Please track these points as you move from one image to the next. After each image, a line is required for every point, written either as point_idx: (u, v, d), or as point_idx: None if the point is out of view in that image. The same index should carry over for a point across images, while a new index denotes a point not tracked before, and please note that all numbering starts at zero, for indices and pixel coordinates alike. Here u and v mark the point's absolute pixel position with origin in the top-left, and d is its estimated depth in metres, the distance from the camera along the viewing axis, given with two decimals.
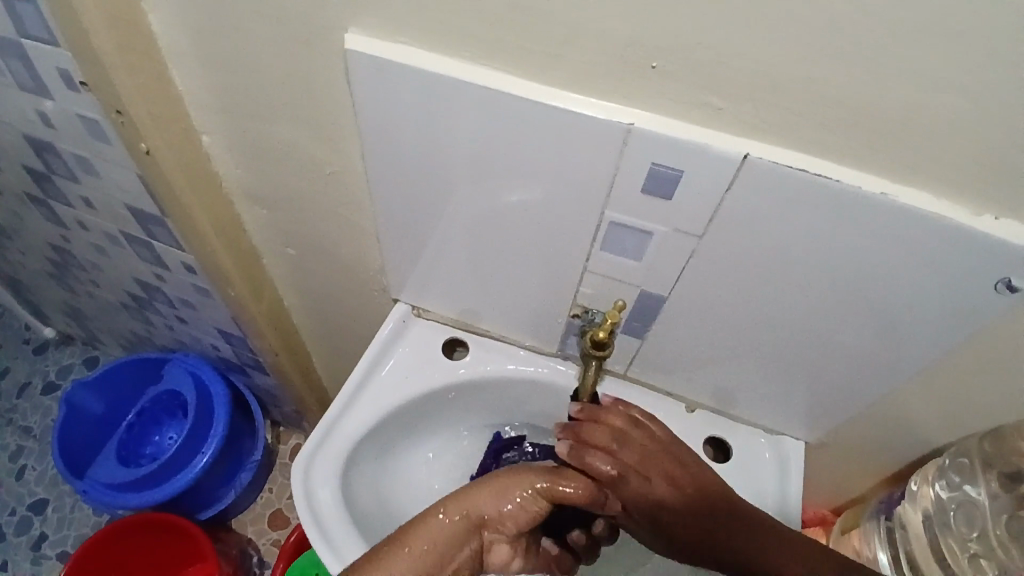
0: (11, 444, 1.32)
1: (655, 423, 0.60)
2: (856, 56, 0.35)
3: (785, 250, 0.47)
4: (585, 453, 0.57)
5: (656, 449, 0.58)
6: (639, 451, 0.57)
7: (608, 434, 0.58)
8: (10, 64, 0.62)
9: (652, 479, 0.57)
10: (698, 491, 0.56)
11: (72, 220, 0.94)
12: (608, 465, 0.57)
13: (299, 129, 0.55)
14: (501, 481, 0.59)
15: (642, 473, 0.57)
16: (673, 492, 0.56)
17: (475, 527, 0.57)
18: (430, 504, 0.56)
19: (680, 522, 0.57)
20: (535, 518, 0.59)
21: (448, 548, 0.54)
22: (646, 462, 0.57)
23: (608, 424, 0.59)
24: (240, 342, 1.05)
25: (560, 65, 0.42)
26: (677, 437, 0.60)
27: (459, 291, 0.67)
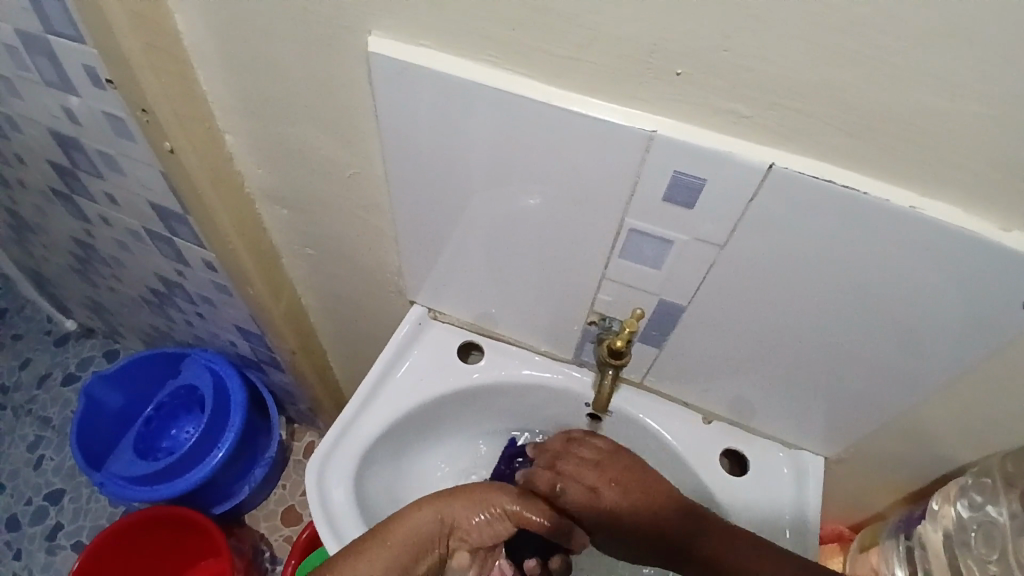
0: (29, 434, 1.35)
1: (600, 437, 0.62)
2: (888, 64, 0.34)
3: (808, 260, 0.46)
4: (529, 474, 0.61)
5: (599, 460, 0.59)
6: (579, 463, 0.60)
7: (546, 457, 0.61)
8: (39, 62, 0.64)
9: (600, 485, 0.58)
10: (647, 495, 0.57)
11: (96, 216, 0.95)
12: (548, 485, 0.59)
13: (318, 130, 0.55)
14: (479, 493, 0.61)
15: (588, 480, 0.59)
16: (623, 497, 0.57)
17: (444, 533, 0.59)
18: (412, 501, 0.59)
19: (632, 525, 0.58)
20: (499, 536, 0.61)
21: (422, 546, 0.57)
22: (587, 475, 0.59)
23: (549, 447, 0.62)
24: (257, 339, 1.06)
25: (582, 69, 0.41)
26: (620, 446, 0.61)
27: (475, 295, 0.67)
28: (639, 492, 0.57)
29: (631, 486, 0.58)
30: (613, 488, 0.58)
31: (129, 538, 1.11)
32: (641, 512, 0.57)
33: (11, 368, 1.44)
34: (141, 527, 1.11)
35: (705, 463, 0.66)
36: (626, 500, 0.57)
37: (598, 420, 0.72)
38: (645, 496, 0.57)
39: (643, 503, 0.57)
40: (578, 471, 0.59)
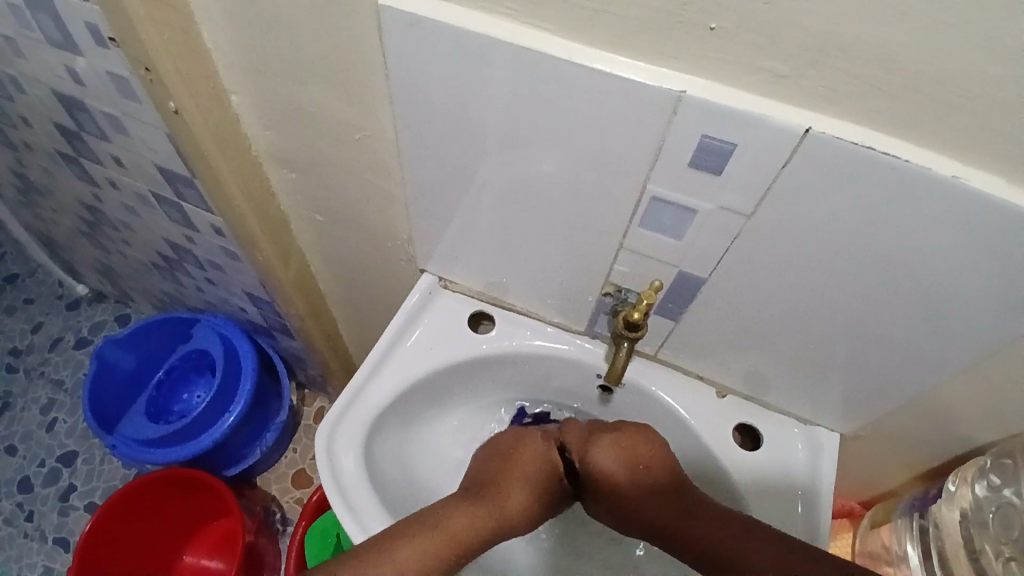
0: (43, 397, 1.37)
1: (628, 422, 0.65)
2: (941, 21, 0.31)
3: (837, 233, 0.44)
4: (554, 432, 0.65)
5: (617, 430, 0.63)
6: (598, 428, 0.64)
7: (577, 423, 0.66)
8: (39, 17, 0.62)
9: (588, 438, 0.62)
10: (632, 458, 0.59)
11: (102, 179, 0.94)
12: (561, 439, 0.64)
13: (327, 89, 0.53)
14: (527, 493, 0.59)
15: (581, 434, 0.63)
16: (608, 453, 0.60)
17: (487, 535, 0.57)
18: (461, 504, 0.57)
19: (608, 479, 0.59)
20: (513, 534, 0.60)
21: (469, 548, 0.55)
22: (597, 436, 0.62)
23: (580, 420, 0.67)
24: (267, 305, 1.06)
25: (608, 23, 0.39)
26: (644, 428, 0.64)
27: (487, 264, 0.66)
28: (625, 453, 0.59)
29: (616, 444, 0.60)
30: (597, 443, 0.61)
31: (133, 507, 1.12)
32: (617, 470, 0.59)
33: (24, 332, 1.46)
34: (159, 486, 1.13)
35: (718, 437, 0.66)
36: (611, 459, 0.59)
37: (609, 392, 0.71)
38: (627, 458, 0.59)
39: (624, 464, 0.59)
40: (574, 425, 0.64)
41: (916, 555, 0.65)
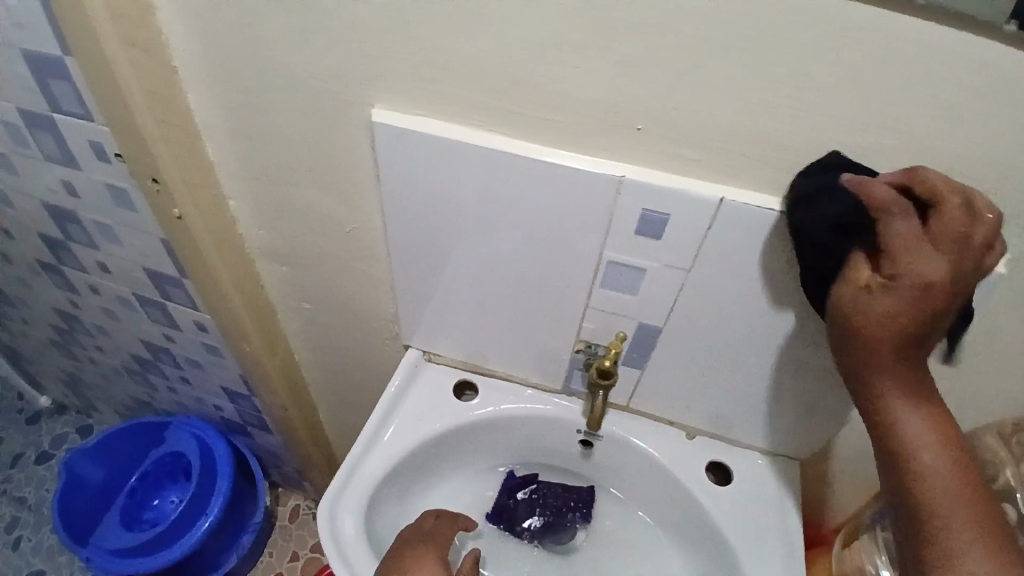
0: (6, 515, 1.31)
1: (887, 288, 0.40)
2: (802, 113, 0.42)
3: (763, 279, 0.53)
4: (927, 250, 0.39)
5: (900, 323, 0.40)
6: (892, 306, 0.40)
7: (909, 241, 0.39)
8: (47, 141, 0.69)
9: (989, 255, 0.39)
10: (939, 302, 0.40)
11: (82, 285, 0.98)
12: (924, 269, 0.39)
13: (319, 190, 0.61)
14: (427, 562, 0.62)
15: (959, 232, 0.38)
16: (869, 305, 0.41)
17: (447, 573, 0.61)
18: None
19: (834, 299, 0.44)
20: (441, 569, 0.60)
21: None
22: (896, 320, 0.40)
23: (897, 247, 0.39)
24: (245, 399, 1.08)
25: (556, 129, 0.49)
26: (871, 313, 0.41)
27: (466, 336, 0.72)
28: (911, 285, 0.39)
29: (966, 266, 0.39)
30: (966, 250, 0.39)
31: None
32: (897, 293, 0.40)
33: None
34: None
35: (692, 477, 0.71)
36: (935, 275, 0.39)
37: (590, 447, 0.75)
38: (916, 291, 0.39)
39: (907, 305, 0.40)
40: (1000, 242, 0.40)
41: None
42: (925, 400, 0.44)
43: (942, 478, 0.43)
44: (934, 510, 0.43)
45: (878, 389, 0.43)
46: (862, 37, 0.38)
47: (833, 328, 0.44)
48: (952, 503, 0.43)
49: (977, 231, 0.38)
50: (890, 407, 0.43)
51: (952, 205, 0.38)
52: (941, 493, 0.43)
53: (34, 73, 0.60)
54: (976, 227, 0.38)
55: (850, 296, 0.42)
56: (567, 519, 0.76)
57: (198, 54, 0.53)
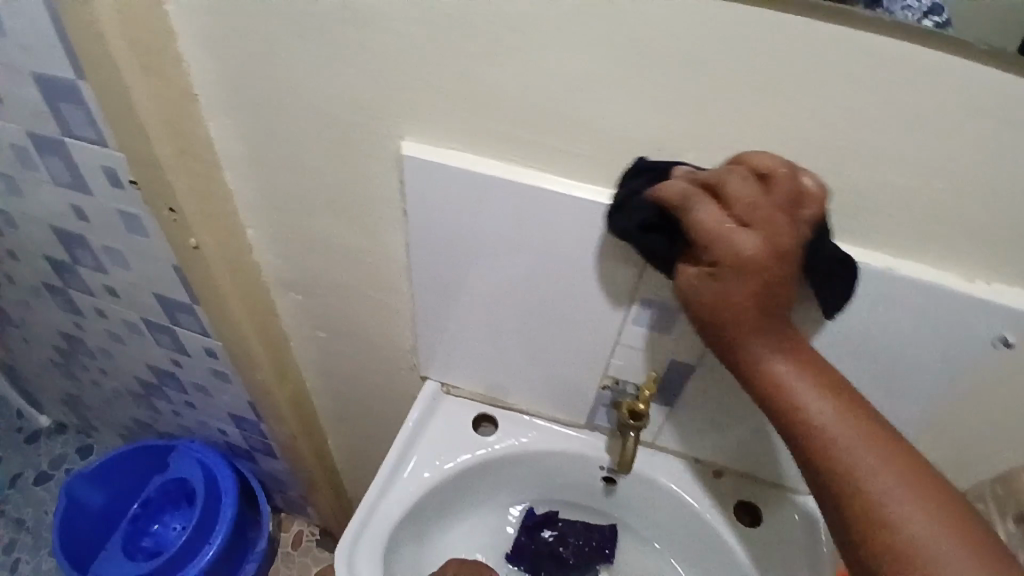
0: (3, 536, 1.28)
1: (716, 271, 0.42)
2: (852, 151, 0.41)
3: (803, 318, 0.52)
4: (726, 229, 0.41)
5: (739, 303, 0.42)
6: (722, 288, 0.42)
7: (715, 225, 0.41)
8: (59, 166, 0.68)
9: (807, 198, 0.40)
10: (768, 274, 0.41)
11: (88, 309, 0.96)
12: (738, 248, 0.40)
13: (341, 221, 0.59)
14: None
15: (753, 198, 0.40)
16: (704, 291, 0.43)
17: None
18: None
19: (681, 299, 0.46)
20: None
21: None
22: (733, 302, 0.42)
23: (703, 234, 0.41)
24: (252, 425, 1.05)
25: (594, 165, 0.48)
26: (712, 300, 0.43)
27: (487, 369, 0.69)
28: (731, 267, 0.41)
29: (780, 233, 0.40)
30: (774, 210, 0.40)
31: None
32: (727, 277, 0.42)
33: None
34: None
35: (721, 516, 0.68)
36: (749, 249, 0.40)
37: (613, 483, 0.73)
38: (739, 271, 0.41)
39: (740, 285, 0.41)
40: (812, 175, 0.40)
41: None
42: (832, 392, 0.43)
43: (873, 468, 0.40)
44: (878, 501, 0.39)
45: (752, 353, 0.44)
46: (916, 77, 0.37)
47: (694, 320, 0.46)
48: (894, 488, 0.40)
49: (774, 187, 0.39)
50: (792, 399, 0.43)
51: (734, 185, 0.40)
52: (870, 477, 0.40)
53: (49, 99, 0.59)
54: (781, 184, 0.39)
55: (691, 286, 0.44)
56: (591, 558, 0.75)
57: (222, 84, 0.52)
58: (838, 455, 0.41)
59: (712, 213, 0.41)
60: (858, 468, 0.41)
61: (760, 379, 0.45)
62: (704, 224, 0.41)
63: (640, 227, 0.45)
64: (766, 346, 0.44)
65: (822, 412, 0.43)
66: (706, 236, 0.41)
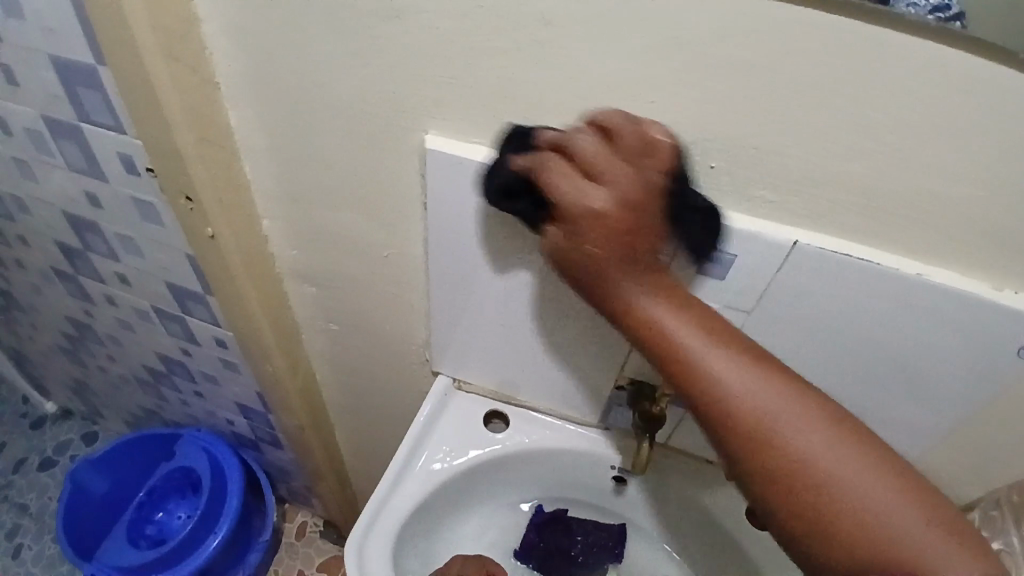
0: (7, 522, 1.29)
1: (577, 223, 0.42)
2: (886, 156, 0.41)
3: (826, 322, 0.52)
4: (574, 180, 0.42)
5: (601, 253, 0.42)
6: (583, 242, 0.43)
7: (566, 178, 0.42)
8: (75, 152, 0.67)
9: (658, 150, 0.41)
10: (624, 225, 0.41)
11: (99, 296, 0.96)
12: (589, 196, 0.41)
13: (360, 214, 0.59)
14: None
15: (600, 151, 0.42)
16: (569, 244, 0.43)
17: None
18: None
19: (552, 261, 0.46)
20: None
21: None
22: (598, 253, 0.43)
23: (555, 187, 0.42)
24: (260, 416, 1.05)
25: None
26: (580, 255, 0.43)
27: (501, 366, 0.69)
28: (589, 222, 0.42)
29: (629, 182, 0.41)
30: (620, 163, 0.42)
31: None
32: (584, 228, 0.42)
33: None
34: None
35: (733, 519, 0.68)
36: (600, 204, 0.41)
37: (623, 482, 0.72)
38: (596, 227, 0.42)
39: (600, 234, 0.42)
40: (657, 123, 0.42)
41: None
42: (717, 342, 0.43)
43: (794, 432, 0.41)
44: (801, 458, 0.41)
45: (636, 310, 0.44)
46: (956, 81, 0.36)
47: (570, 279, 0.46)
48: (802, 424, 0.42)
49: (620, 142, 0.41)
50: (682, 359, 0.43)
51: (582, 141, 0.42)
52: (794, 439, 0.41)
53: (68, 85, 0.59)
54: (625, 138, 0.41)
55: (561, 244, 0.44)
56: (601, 558, 0.75)
57: (244, 73, 0.51)
58: (746, 414, 0.42)
59: (563, 166, 0.42)
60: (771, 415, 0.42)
61: (656, 343, 0.44)
62: (557, 177, 0.42)
63: (507, 189, 0.46)
64: (648, 302, 0.43)
65: (712, 365, 0.43)
66: (560, 187, 0.42)
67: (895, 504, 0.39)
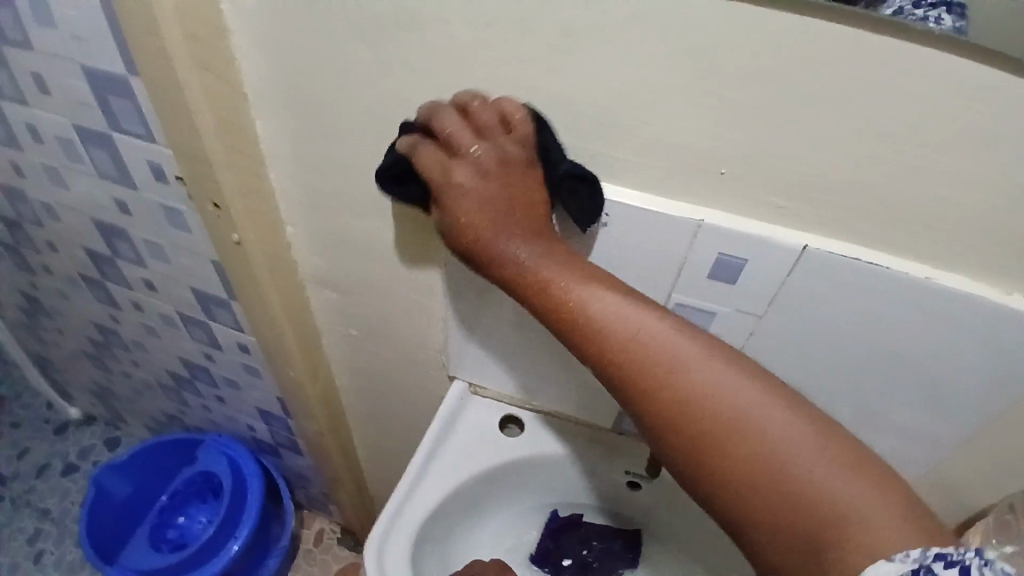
0: (28, 526, 1.32)
1: (452, 196, 0.47)
2: (896, 161, 0.41)
3: (838, 326, 0.52)
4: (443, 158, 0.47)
5: (474, 221, 0.46)
6: (459, 214, 0.46)
7: (435, 157, 0.47)
8: (107, 163, 0.71)
9: (512, 121, 0.45)
10: (492, 193, 0.46)
11: (126, 301, 0.99)
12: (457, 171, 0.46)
13: (380, 221, 0.61)
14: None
15: (462, 126, 0.46)
16: (452, 220, 0.47)
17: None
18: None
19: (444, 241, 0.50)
20: None
21: None
22: (472, 223, 0.46)
23: (428, 166, 0.47)
24: (280, 421, 1.07)
25: (634, 170, 0.48)
26: (459, 227, 0.47)
27: (516, 371, 0.70)
28: (456, 194, 0.46)
29: (492, 155, 0.46)
30: (479, 140, 0.46)
31: None
32: (457, 200, 0.46)
33: (9, 458, 1.42)
34: None
35: None
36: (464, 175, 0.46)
37: (636, 488, 0.72)
38: (463, 197, 0.46)
39: (475, 204, 0.46)
40: (518, 104, 0.46)
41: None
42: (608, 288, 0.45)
43: (727, 400, 0.41)
44: (747, 428, 0.40)
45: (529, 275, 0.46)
46: (963, 87, 0.37)
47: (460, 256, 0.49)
48: (722, 381, 0.41)
49: (473, 118, 0.46)
50: (576, 318, 0.45)
51: (445, 118, 0.46)
52: (725, 408, 0.41)
53: (104, 99, 0.62)
54: (483, 118, 0.46)
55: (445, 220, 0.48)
56: (615, 563, 0.76)
57: (272, 86, 0.54)
58: (662, 379, 0.42)
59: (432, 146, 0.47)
60: (690, 373, 0.42)
61: (549, 303, 0.45)
62: (427, 157, 0.47)
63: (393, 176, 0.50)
64: (529, 263, 0.46)
65: (597, 319, 0.44)
66: (433, 165, 0.47)
67: (820, 460, 0.39)
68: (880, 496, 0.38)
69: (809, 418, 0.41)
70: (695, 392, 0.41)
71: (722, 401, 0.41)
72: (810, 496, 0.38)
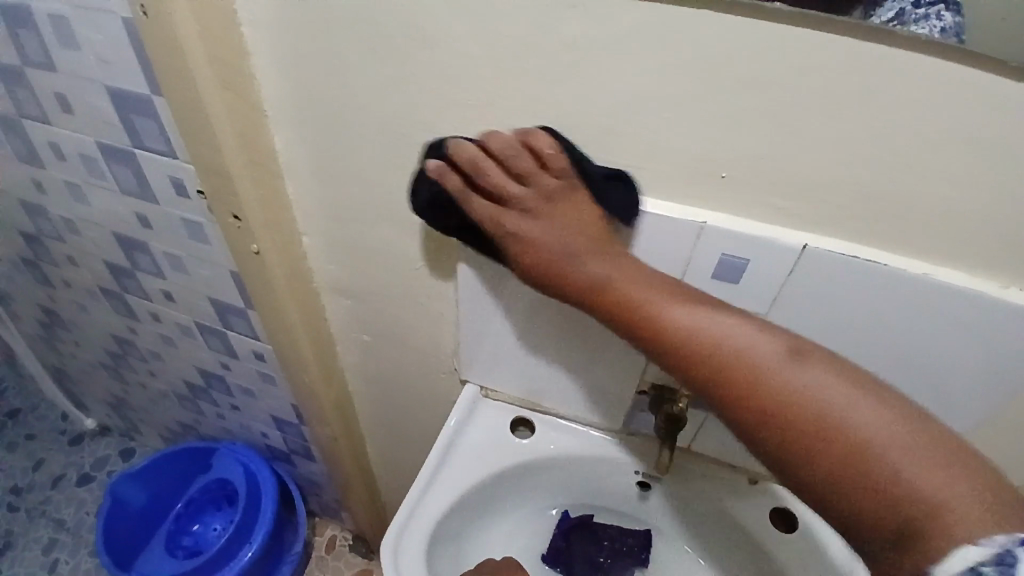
0: (43, 536, 1.34)
1: (514, 238, 0.52)
2: (891, 162, 0.43)
3: (840, 323, 0.53)
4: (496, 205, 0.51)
5: (539, 258, 0.51)
6: (525, 252, 0.52)
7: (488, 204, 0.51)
8: (128, 177, 0.73)
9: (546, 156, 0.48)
10: (547, 230, 0.51)
11: (143, 312, 1.02)
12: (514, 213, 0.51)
13: (394, 228, 0.63)
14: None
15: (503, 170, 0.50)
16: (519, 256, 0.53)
17: None
18: None
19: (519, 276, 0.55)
20: None
21: None
22: (538, 259, 0.51)
23: (483, 213, 0.52)
24: (294, 427, 1.09)
25: (639, 175, 0.50)
26: (528, 264, 0.52)
27: (526, 373, 0.72)
28: (519, 237, 0.51)
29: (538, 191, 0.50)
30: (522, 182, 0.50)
31: None
32: (520, 242, 0.51)
33: (25, 469, 1.44)
34: None
35: (758, 523, 0.69)
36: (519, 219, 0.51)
37: (647, 487, 0.74)
38: (525, 239, 0.51)
39: (536, 242, 0.51)
40: (543, 131, 0.48)
41: (992, 567, 0.34)
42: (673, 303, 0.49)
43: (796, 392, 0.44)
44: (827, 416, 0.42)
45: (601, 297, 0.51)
46: (954, 90, 0.39)
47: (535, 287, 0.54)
48: (797, 375, 0.44)
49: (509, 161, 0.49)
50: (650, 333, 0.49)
51: (486, 166, 0.50)
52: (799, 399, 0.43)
53: (127, 116, 0.65)
54: (517, 156, 0.49)
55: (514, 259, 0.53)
56: (627, 563, 0.76)
57: (290, 101, 0.56)
58: (740, 378, 0.46)
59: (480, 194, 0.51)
60: (772, 369, 0.45)
61: (625, 319, 0.50)
62: (480, 205, 0.51)
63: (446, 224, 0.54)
64: (596, 287, 0.50)
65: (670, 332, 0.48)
66: (489, 211, 0.51)
67: (905, 434, 0.40)
68: (972, 471, 0.38)
69: (885, 401, 0.42)
70: (773, 387, 0.44)
71: (803, 394, 0.43)
72: (890, 481, 0.39)
